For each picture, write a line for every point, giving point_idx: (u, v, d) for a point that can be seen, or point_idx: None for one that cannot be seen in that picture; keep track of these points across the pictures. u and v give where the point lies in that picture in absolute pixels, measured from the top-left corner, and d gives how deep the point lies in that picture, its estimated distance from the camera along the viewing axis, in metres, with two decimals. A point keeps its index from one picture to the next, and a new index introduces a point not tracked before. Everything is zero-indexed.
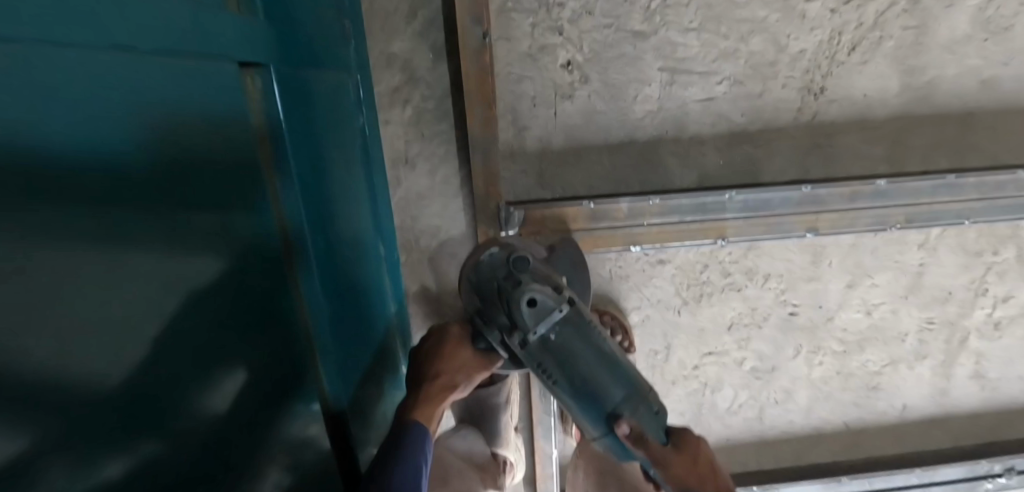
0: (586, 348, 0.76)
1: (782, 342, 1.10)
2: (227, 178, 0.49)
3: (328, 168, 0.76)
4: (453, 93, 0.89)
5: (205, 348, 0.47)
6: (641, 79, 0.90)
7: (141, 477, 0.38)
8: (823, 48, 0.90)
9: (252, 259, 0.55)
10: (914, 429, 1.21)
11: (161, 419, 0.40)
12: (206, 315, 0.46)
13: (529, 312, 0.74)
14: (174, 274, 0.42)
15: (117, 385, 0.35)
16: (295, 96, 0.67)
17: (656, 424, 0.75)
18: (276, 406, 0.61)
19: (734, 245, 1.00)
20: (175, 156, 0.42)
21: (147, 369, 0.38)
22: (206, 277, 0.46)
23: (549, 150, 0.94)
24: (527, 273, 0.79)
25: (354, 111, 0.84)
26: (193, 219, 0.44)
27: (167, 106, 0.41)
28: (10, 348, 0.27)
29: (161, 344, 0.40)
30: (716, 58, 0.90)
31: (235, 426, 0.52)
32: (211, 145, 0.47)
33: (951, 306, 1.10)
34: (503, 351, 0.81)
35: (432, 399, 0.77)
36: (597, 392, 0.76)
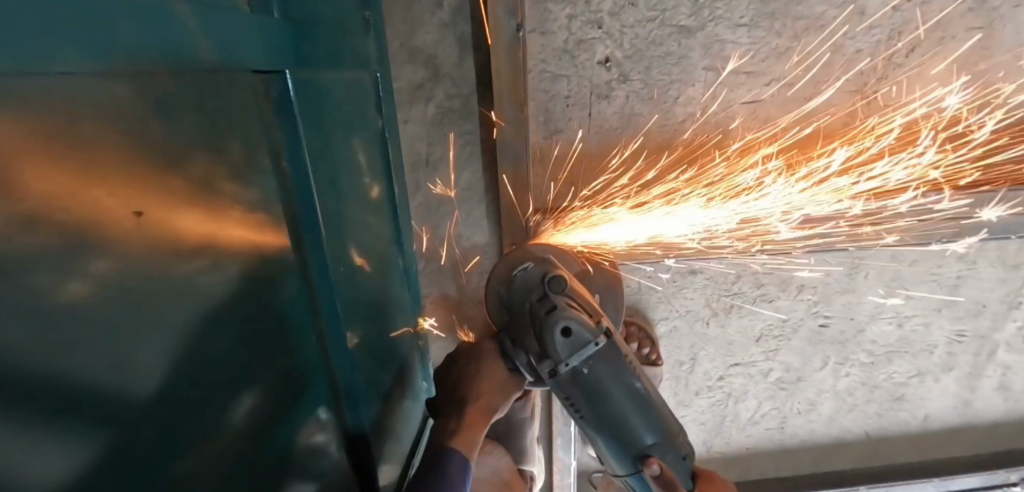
0: (618, 384, 0.71)
1: (810, 354, 1.06)
2: (224, 199, 0.47)
3: (348, 180, 0.69)
4: (481, 91, 0.83)
5: (218, 374, 0.47)
6: (683, 79, 0.82)
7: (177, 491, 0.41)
8: (885, 49, 0.81)
9: (256, 281, 0.53)
10: (934, 438, 1.20)
11: (155, 421, 0.38)
12: (215, 344, 0.46)
13: (562, 343, 0.68)
14: (180, 303, 0.41)
15: (141, 406, 0.37)
16: (312, 105, 0.60)
17: (682, 468, 0.74)
18: (292, 413, 0.61)
19: (771, 257, 0.95)
20: (161, 191, 0.39)
21: (162, 399, 0.39)
22: (199, 314, 0.44)
23: (583, 154, 0.87)
24: (563, 296, 0.70)
25: (376, 112, 0.76)
26: (182, 255, 0.41)
27: (156, 135, 0.38)
28: (44, 373, 0.29)
29: (176, 374, 0.41)
30: (766, 57, 0.82)
31: (256, 435, 0.53)
32: (196, 170, 0.44)
33: (984, 320, 1.04)
34: (528, 376, 0.74)
35: (472, 424, 0.71)
36: (627, 431, 0.72)
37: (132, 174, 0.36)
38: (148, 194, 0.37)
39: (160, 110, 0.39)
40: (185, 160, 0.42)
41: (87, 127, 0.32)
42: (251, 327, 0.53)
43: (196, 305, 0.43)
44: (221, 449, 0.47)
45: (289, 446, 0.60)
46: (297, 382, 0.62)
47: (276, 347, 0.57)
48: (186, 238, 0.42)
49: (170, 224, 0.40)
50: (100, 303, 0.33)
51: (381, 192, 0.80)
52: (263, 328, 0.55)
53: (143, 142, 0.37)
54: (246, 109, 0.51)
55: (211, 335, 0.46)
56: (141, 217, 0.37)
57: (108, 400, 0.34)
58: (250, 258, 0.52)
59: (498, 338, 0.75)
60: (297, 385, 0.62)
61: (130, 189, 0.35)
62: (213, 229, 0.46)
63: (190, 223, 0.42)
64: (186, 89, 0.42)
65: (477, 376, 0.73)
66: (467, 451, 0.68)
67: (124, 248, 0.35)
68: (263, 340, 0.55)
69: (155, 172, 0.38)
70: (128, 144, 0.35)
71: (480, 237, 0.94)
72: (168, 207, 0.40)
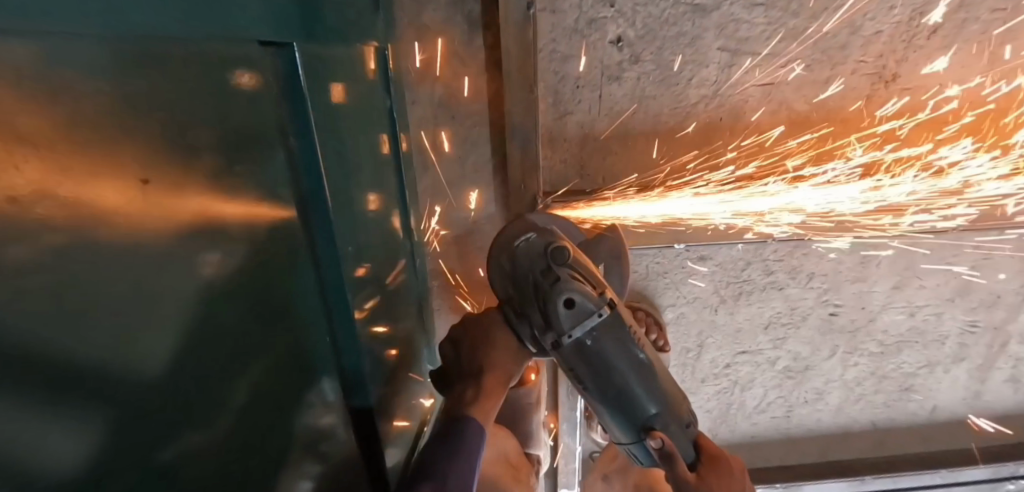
0: (624, 357, 0.70)
1: (819, 342, 1.05)
2: (223, 171, 0.46)
3: (354, 156, 0.68)
4: (490, 72, 0.81)
5: (224, 345, 0.46)
6: (696, 59, 0.80)
7: (182, 464, 0.41)
8: (912, 28, 0.78)
9: (262, 255, 0.52)
10: (941, 429, 1.19)
11: (156, 395, 0.38)
12: (219, 315, 0.45)
13: (566, 315, 0.68)
14: (184, 270, 0.40)
15: (148, 374, 0.36)
16: (319, 79, 0.59)
17: (686, 440, 0.73)
18: (298, 388, 0.61)
19: (781, 244, 0.93)
20: (168, 159, 0.38)
21: (167, 371, 0.39)
22: (210, 283, 0.44)
23: (592, 136, 0.86)
24: (567, 267, 0.70)
25: (382, 91, 0.75)
26: (186, 228, 0.40)
27: (160, 103, 0.37)
28: (43, 349, 0.28)
29: (180, 346, 0.40)
30: (783, 38, 0.79)
31: (260, 410, 0.53)
32: (203, 139, 0.43)
33: (998, 310, 1.02)
34: (532, 346, 0.74)
35: (488, 397, 0.71)
36: (630, 401, 0.71)
37: (135, 141, 0.35)
38: (152, 164, 0.36)
39: (164, 77, 0.37)
40: (191, 129, 0.41)
41: (84, 93, 0.30)
42: (259, 301, 0.52)
43: (203, 278, 0.43)
44: (227, 426, 0.47)
45: (294, 424, 0.60)
46: (303, 357, 0.61)
47: (281, 321, 0.56)
48: (193, 208, 0.41)
49: (177, 194, 0.39)
50: (97, 276, 0.31)
51: (389, 172, 0.79)
52: (269, 303, 0.54)
53: (148, 108, 0.36)
54: (257, 82, 0.50)
55: (218, 308, 0.45)
56: (147, 185, 0.36)
57: (114, 374, 0.33)
58: (258, 235, 0.51)
59: (500, 308, 0.76)
60: (304, 361, 0.62)
61: (133, 156, 0.35)
62: (226, 195, 0.46)
63: (197, 193, 0.42)
64: (190, 56, 0.40)
65: (487, 345, 0.73)
66: (483, 421, 0.69)
67: (131, 217, 0.34)
68: (270, 319, 0.54)
69: (161, 140, 0.37)
70: (129, 112, 0.34)
71: (488, 219, 0.94)
72: (175, 176, 0.39)
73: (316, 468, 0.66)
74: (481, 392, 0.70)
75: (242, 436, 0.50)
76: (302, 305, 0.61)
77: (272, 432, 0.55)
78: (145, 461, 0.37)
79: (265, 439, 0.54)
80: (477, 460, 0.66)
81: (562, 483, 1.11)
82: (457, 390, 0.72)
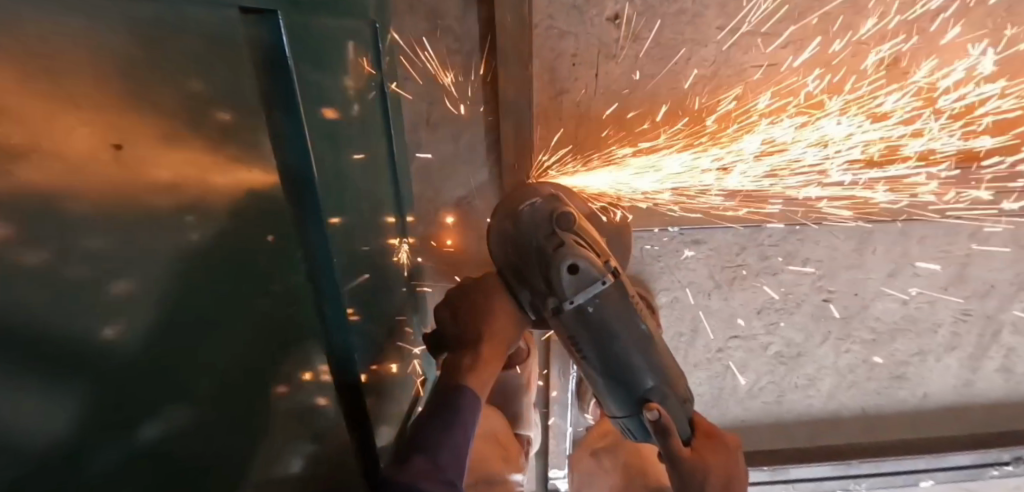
0: (624, 327, 0.70)
1: (812, 328, 1.05)
2: (205, 138, 0.44)
3: (344, 129, 0.67)
4: (485, 48, 0.79)
5: (209, 317, 0.45)
6: (696, 38, 0.78)
7: (168, 435, 0.41)
8: (916, 11, 0.76)
9: (247, 227, 0.51)
10: (930, 415, 1.19)
11: (141, 365, 0.37)
12: (204, 285, 0.44)
13: (569, 280, 0.68)
14: (165, 239, 0.39)
15: (131, 344, 0.36)
16: (306, 50, 0.57)
17: (683, 415, 0.73)
18: (286, 362, 0.60)
19: (777, 229, 0.92)
20: (142, 126, 0.37)
21: (150, 340, 0.38)
22: (195, 251, 0.43)
23: (588, 116, 0.85)
24: (570, 233, 0.70)
25: (371, 66, 0.73)
26: (170, 196, 0.39)
27: (132, 67, 0.35)
28: (27, 318, 0.28)
29: (163, 317, 0.39)
30: (786, 18, 0.77)
31: (246, 381, 0.52)
32: (181, 106, 0.41)
33: (991, 299, 1.02)
34: (532, 311, 0.74)
35: (486, 364, 0.70)
36: (626, 372, 0.71)
37: (104, 108, 0.33)
38: (121, 132, 0.35)
39: (137, 41, 0.36)
40: (167, 96, 0.39)
41: (68, 51, 0.30)
42: (245, 278, 0.51)
43: (183, 255, 0.41)
44: (213, 399, 0.47)
45: (280, 406, 0.59)
46: (291, 331, 0.61)
47: (268, 293, 0.56)
48: (171, 178, 0.40)
49: (151, 162, 0.38)
50: (76, 246, 0.31)
51: (380, 148, 0.77)
52: (254, 281, 0.53)
53: (118, 74, 0.34)
54: (237, 52, 0.48)
55: (203, 284, 0.44)
56: (118, 151, 0.34)
57: (95, 345, 0.33)
58: (243, 207, 0.50)
59: (500, 274, 0.76)
60: (290, 335, 0.61)
61: (101, 121, 0.33)
62: (208, 164, 0.45)
63: (175, 164, 0.40)
64: (172, 21, 0.39)
65: (487, 314, 0.72)
66: (478, 389, 0.68)
67: (102, 189, 0.33)
68: (256, 292, 0.53)
69: (133, 108, 0.36)
70: (96, 76, 0.32)
71: (482, 198, 0.93)
72: (150, 145, 0.37)
73: (307, 446, 0.65)
74: (478, 361, 0.69)
75: (228, 408, 0.49)
76: (287, 286, 0.59)
77: (261, 405, 0.55)
78: (128, 432, 0.36)
79: (252, 412, 0.54)
80: (471, 432, 0.64)
81: (552, 464, 1.11)
82: (453, 356, 0.71)
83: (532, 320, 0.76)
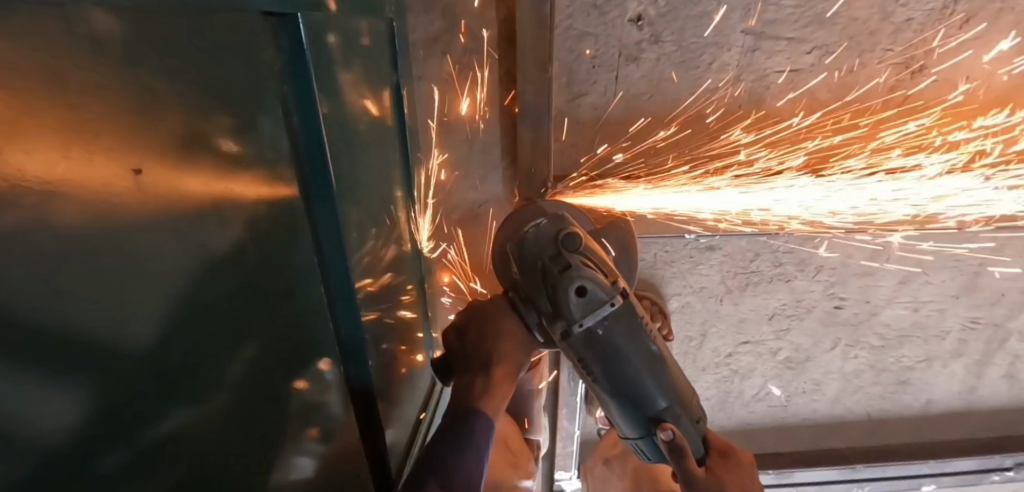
0: (636, 347, 0.69)
1: (821, 334, 1.05)
2: (223, 135, 0.42)
3: (356, 136, 0.64)
4: (502, 48, 0.77)
5: (224, 320, 0.43)
6: (719, 42, 0.76)
7: (180, 440, 0.38)
8: (944, 17, 0.74)
9: (261, 232, 0.49)
10: (934, 420, 1.20)
11: (155, 367, 0.35)
12: (218, 289, 0.42)
13: (577, 302, 0.67)
14: (180, 239, 0.37)
15: (146, 345, 0.34)
16: (320, 53, 0.54)
17: (696, 433, 0.71)
18: (299, 369, 0.58)
19: (792, 236, 0.91)
20: (161, 143, 0.34)
21: (166, 342, 0.36)
22: (208, 256, 0.41)
23: (605, 120, 0.82)
24: (578, 254, 0.69)
25: (388, 67, 0.70)
26: (188, 197, 0.37)
27: (152, 83, 0.33)
28: (46, 322, 0.26)
29: (178, 318, 0.37)
30: (811, 22, 0.75)
31: (258, 387, 0.50)
32: (201, 120, 0.39)
33: (1001, 308, 1.01)
34: (540, 334, 0.73)
35: (498, 386, 0.70)
36: (638, 395, 0.69)
37: (124, 129, 0.31)
38: (141, 153, 0.33)
39: (157, 54, 0.33)
40: (186, 110, 0.37)
41: (99, 58, 0.28)
42: (262, 293, 0.49)
43: (200, 276, 0.40)
44: (225, 404, 0.45)
45: (293, 418, 0.57)
46: (305, 339, 0.58)
47: (283, 299, 0.53)
48: (190, 196, 0.38)
49: (171, 183, 0.36)
50: (90, 245, 0.29)
51: (395, 148, 0.75)
52: (272, 293, 0.51)
53: (137, 90, 0.32)
54: (259, 62, 0.46)
55: (217, 303, 0.42)
56: (138, 175, 0.32)
57: (114, 350, 0.31)
58: (260, 214, 0.48)
59: (507, 296, 0.74)
60: (305, 343, 0.58)
61: (123, 143, 0.31)
62: (227, 164, 0.43)
63: (193, 182, 0.38)
64: (200, 14, 0.37)
65: (495, 334, 0.71)
66: (492, 412, 0.68)
67: (119, 216, 0.31)
68: (270, 299, 0.51)
69: (153, 126, 0.33)
70: (125, 69, 0.31)
71: (495, 201, 0.91)
72: (169, 164, 0.35)
73: (318, 456, 0.63)
74: (490, 385, 0.69)
75: (240, 414, 0.47)
76: (303, 304, 0.57)
77: (271, 410, 0.53)
78: (139, 438, 0.34)
79: (263, 417, 0.51)
80: (484, 458, 0.64)
81: (559, 466, 1.11)
82: (465, 379, 0.70)
83: (541, 343, 0.74)
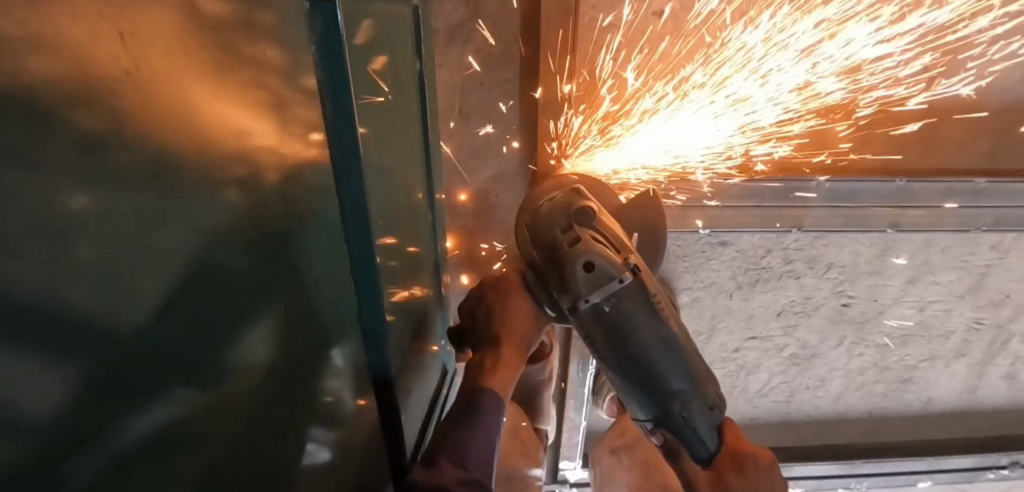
0: (646, 328, 0.69)
1: (828, 331, 1.06)
2: (248, 104, 0.39)
3: (388, 124, 0.62)
4: (526, 38, 0.76)
5: (240, 297, 0.41)
6: (742, 37, 0.76)
7: (187, 421, 0.36)
8: (963, 17, 0.75)
9: (283, 208, 0.46)
10: (934, 419, 1.21)
11: (166, 341, 0.32)
12: (234, 264, 0.39)
13: (584, 278, 0.67)
14: (196, 207, 0.34)
15: (156, 318, 0.31)
16: (361, 38, 0.52)
17: (709, 424, 0.70)
18: (312, 354, 0.55)
19: (804, 233, 0.92)
20: (203, 112, 0.34)
21: (177, 316, 0.33)
22: (227, 230, 0.38)
23: (625, 114, 0.81)
24: (589, 229, 0.69)
25: (414, 51, 0.70)
26: (213, 166, 0.35)
27: (181, 39, 0.31)
28: (65, 290, 0.24)
29: (191, 291, 0.34)
30: (834, 21, 0.75)
31: (270, 369, 0.47)
32: (239, 90, 0.38)
33: (1005, 309, 1.03)
34: (551, 309, 0.75)
35: (508, 362, 0.70)
36: (650, 379, 0.70)
37: (169, 97, 0.30)
38: (185, 122, 0.32)
39: (188, 10, 0.31)
40: (226, 83, 0.36)
41: (133, 12, 0.27)
42: (291, 269, 0.49)
43: (231, 249, 0.39)
44: (237, 386, 0.42)
45: (303, 404, 0.55)
46: (319, 322, 0.56)
47: (301, 280, 0.51)
48: (229, 169, 0.37)
49: (199, 149, 0.33)
50: (110, 213, 0.26)
51: (416, 130, 0.73)
52: (289, 273, 0.48)
53: (181, 58, 0.31)
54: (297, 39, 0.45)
55: (248, 277, 0.42)
56: (164, 135, 0.30)
57: (135, 326, 0.29)
58: (286, 194, 0.46)
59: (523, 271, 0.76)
60: (319, 326, 0.56)
61: (153, 101, 0.29)
62: (250, 134, 0.40)
63: (221, 150, 0.36)
64: None
65: (506, 310, 0.73)
66: (500, 390, 0.68)
67: (146, 181, 0.29)
68: (287, 280, 0.48)
69: (194, 96, 0.33)
70: (151, 21, 0.28)
71: (511, 192, 0.90)
72: (211, 135, 0.35)
73: (330, 444, 0.61)
74: (498, 361, 0.70)
75: (250, 397, 0.44)
76: (327, 283, 0.56)
77: (282, 395, 0.50)
78: (148, 418, 0.31)
79: (274, 402, 0.49)
80: (494, 431, 0.64)
81: (564, 456, 1.12)
82: (475, 355, 0.72)
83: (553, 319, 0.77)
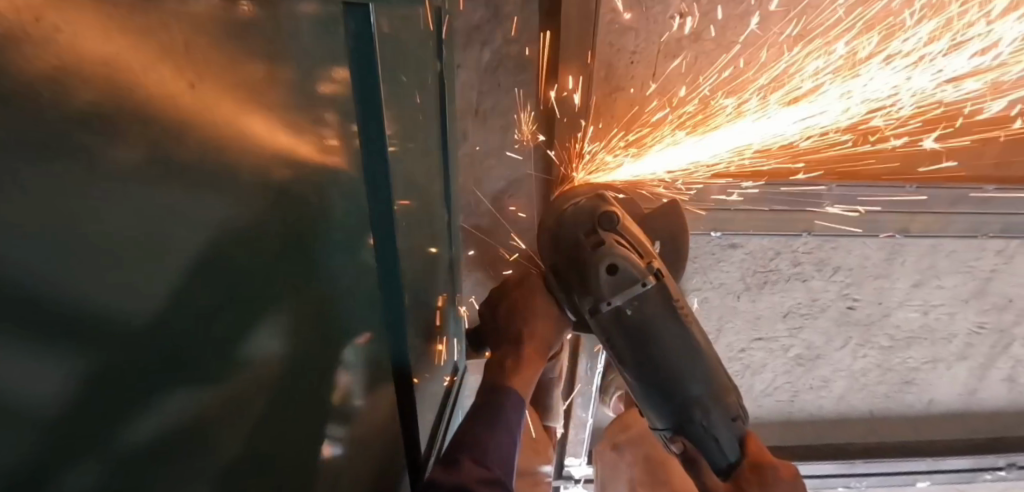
0: (667, 335, 0.70)
1: (833, 333, 1.07)
2: (277, 94, 0.37)
3: (408, 126, 0.63)
4: (545, 38, 0.76)
5: (256, 291, 0.38)
6: (759, 42, 0.77)
7: (199, 418, 0.33)
8: (980, 25, 0.75)
9: (306, 204, 0.44)
10: (933, 420, 1.23)
11: (180, 335, 0.29)
12: (251, 256, 0.37)
13: (607, 279, 0.69)
14: (215, 190, 0.31)
15: (172, 310, 0.28)
16: (387, 42, 0.53)
17: (730, 434, 0.72)
18: (328, 352, 0.53)
19: (814, 237, 0.93)
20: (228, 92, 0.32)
21: (192, 306, 0.30)
22: (247, 222, 0.36)
23: (641, 113, 0.82)
24: (613, 232, 0.71)
25: (435, 50, 0.70)
26: (240, 148, 0.33)
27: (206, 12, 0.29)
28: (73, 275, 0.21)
29: (208, 281, 0.32)
30: (852, 27, 0.76)
31: (284, 367, 0.45)
32: (269, 76, 0.36)
33: (1008, 314, 1.05)
34: (571, 312, 0.76)
35: (528, 363, 0.73)
36: (671, 387, 0.71)
37: (207, 92, 0.30)
38: (209, 98, 0.30)
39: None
40: (269, 87, 0.36)
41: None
42: (309, 265, 0.47)
43: (262, 254, 0.38)
44: (251, 383, 0.40)
45: (316, 404, 0.52)
46: (336, 319, 0.54)
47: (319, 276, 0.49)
48: (256, 154, 0.35)
49: (223, 129, 0.31)
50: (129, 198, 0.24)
51: (433, 126, 0.73)
52: (308, 268, 0.46)
53: (218, 53, 0.30)
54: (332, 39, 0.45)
55: (277, 281, 0.41)
56: (185, 109, 0.27)
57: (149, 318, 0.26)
58: (315, 193, 0.45)
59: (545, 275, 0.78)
60: (335, 323, 0.54)
61: (173, 69, 0.26)
62: (276, 122, 0.38)
63: (247, 132, 0.34)
64: None
65: (529, 313, 0.75)
66: (521, 391, 0.70)
67: (167, 159, 0.26)
68: (305, 277, 0.46)
69: (227, 79, 0.31)
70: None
71: (525, 192, 0.91)
72: (248, 124, 0.34)
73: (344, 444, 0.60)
74: (519, 362, 0.72)
75: (264, 396, 0.42)
76: (353, 282, 0.56)
77: (295, 394, 0.48)
78: (159, 415, 0.28)
79: (287, 401, 0.46)
80: (516, 433, 0.66)
81: (570, 452, 1.14)
82: (498, 356, 0.74)
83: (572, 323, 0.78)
